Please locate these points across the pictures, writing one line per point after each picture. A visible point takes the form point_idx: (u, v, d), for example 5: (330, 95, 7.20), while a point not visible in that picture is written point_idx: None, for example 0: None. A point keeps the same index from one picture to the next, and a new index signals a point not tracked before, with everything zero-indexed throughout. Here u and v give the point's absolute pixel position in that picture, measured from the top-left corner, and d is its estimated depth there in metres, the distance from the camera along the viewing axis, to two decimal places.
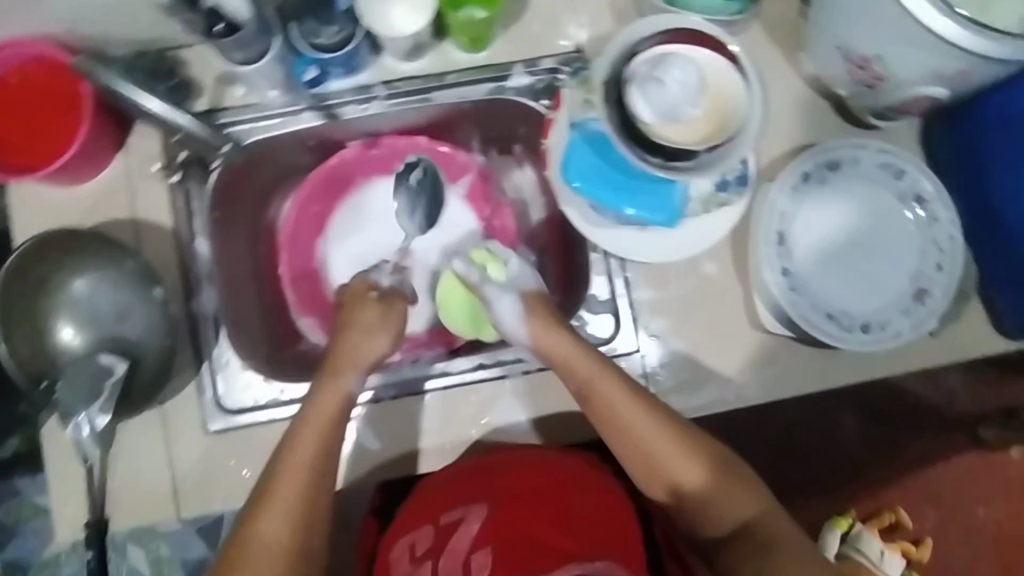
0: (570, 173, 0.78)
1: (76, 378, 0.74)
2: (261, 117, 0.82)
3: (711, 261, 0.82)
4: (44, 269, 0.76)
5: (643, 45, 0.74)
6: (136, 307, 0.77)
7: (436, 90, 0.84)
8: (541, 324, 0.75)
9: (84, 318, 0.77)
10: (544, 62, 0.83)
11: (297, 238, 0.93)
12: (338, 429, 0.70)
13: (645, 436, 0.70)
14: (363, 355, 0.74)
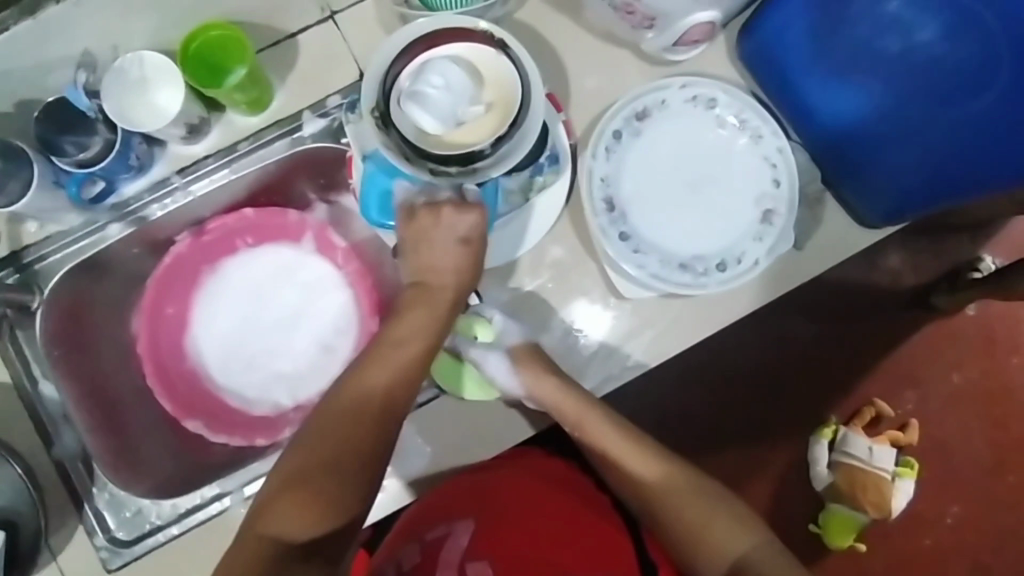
0: (367, 195, 0.76)
1: None
2: (69, 242, 0.81)
3: (556, 245, 0.78)
4: None
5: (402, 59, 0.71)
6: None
7: (232, 163, 0.83)
8: (527, 354, 0.74)
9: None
10: (330, 101, 0.81)
11: (159, 347, 0.89)
12: (369, 417, 0.66)
13: (642, 471, 0.71)
14: (404, 330, 0.69)
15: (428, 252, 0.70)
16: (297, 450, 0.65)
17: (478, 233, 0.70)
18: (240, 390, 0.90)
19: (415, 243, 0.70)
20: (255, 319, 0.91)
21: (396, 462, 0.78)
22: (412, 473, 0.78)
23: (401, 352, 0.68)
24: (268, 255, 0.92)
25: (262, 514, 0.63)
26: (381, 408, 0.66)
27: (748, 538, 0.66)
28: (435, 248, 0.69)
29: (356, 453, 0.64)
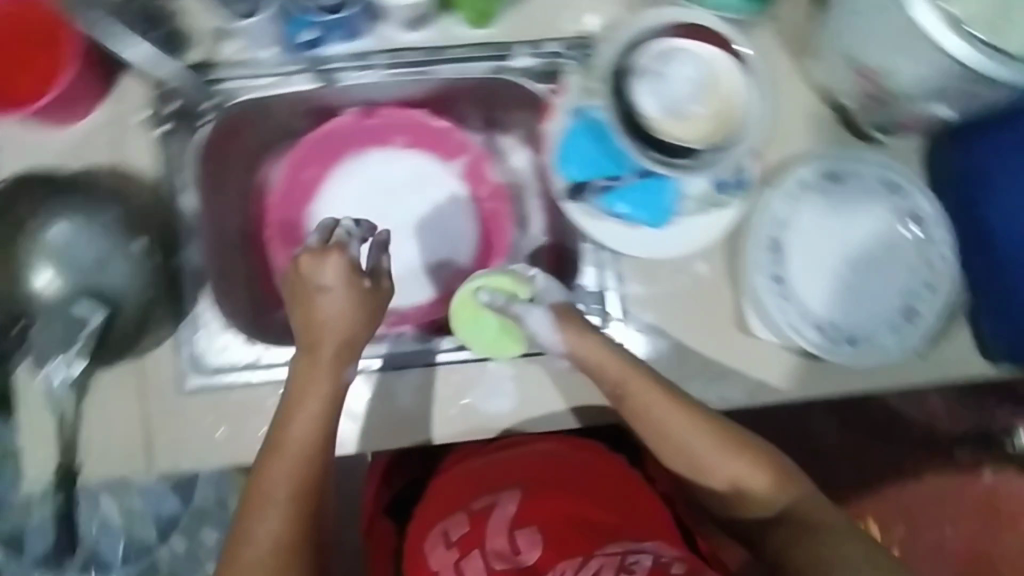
0: (562, 156, 0.75)
1: (55, 323, 0.75)
2: (257, 74, 0.81)
3: (703, 261, 0.80)
4: (22, 210, 0.76)
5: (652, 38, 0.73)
6: (112, 260, 0.76)
7: (435, 64, 0.82)
8: (566, 316, 0.74)
9: (67, 259, 0.76)
10: (548, 45, 0.81)
11: (287, 201, 0.92)
12: (314, 408, 0.68)
13: (687, 433, 0.71)
14: (320, 313, 0.69)
15: (301, 296, 0.70)
16: (263, 475, 0.67)
17: (345, 270, 0.69)
18: None
19: (296, 297, 0.70)
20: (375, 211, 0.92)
21: (483, 399, 0.80)
22: (495, 415, 0.80)
23: (329, 341, 0.69)
24: (410, 160, 0.93)
25: (242, 543, 0.66)
26: (333, 385, 0.69)
27: (787, 487, 0.71)
28: (316, 297, 0.69)
29: (309, 439, 0.68)
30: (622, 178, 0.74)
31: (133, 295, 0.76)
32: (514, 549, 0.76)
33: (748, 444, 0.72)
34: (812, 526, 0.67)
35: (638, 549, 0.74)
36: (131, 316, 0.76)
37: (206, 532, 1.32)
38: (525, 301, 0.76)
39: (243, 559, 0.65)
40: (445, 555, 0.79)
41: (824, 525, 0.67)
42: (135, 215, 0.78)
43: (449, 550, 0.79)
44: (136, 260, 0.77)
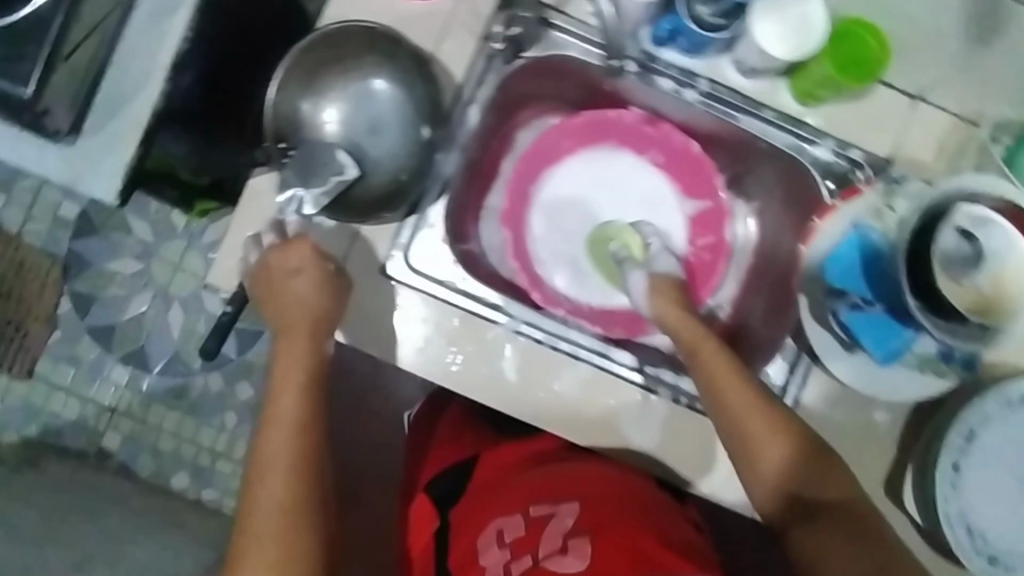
0: (829, 262, 0.77)
1: (310, 156, 0.75)
2: (590, 41, 0.83)
3: (885, 411, 0.81)
4: (347, 48, 0.76)
5: (978, 200, 0.73)
6: (388, 135, 0.77)
7: (745, 116, 0.84)
8: (666, 284, 0.80)
9: (355, 110, 0.76)
10: (853, 152, 0.82)
11: (534, 158, 0.94)
12: (294, 395, 0.73)
13: (739, 408, 0.73)
14: (291, 287, 0.74)
15: (281, 284, 0.74)
16: (269, 442, 0.71)
17: (308, 254, 0.74)
18: (543, 242, 0.93)
19: (274, 292, 0.75)
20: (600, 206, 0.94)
21: (631, 426, 0.81)
22: (633, 445, 0.81)
23: (298, 356, 0.74)
24: (656, 181, 0.94)
25: (247, 517, 0.69)
26: (311, 364, 0.74)
27: (834, 486, 0.73)
28: (296, 278, 0.74)
29: (298, 416, 0.72)
30: (874, 306, 0.76)
31: (390, 175, 0.77)
32: (562, 550, 0.70)
33: (796, 432, 0.74)
34: (842, 523, 0.72)
35: None
36: (376, 192, 0.77)
37: (245, 384, 1.56)
38: (640, 263, 0.85)
39: (255, 525, 0.69)
40: (495, 553, 0.73)
41: (849, 545, 0.71)
42: (433, 110, 0.78)
43: (505, 551, 0.72)
44: (408, 145, 0.77)
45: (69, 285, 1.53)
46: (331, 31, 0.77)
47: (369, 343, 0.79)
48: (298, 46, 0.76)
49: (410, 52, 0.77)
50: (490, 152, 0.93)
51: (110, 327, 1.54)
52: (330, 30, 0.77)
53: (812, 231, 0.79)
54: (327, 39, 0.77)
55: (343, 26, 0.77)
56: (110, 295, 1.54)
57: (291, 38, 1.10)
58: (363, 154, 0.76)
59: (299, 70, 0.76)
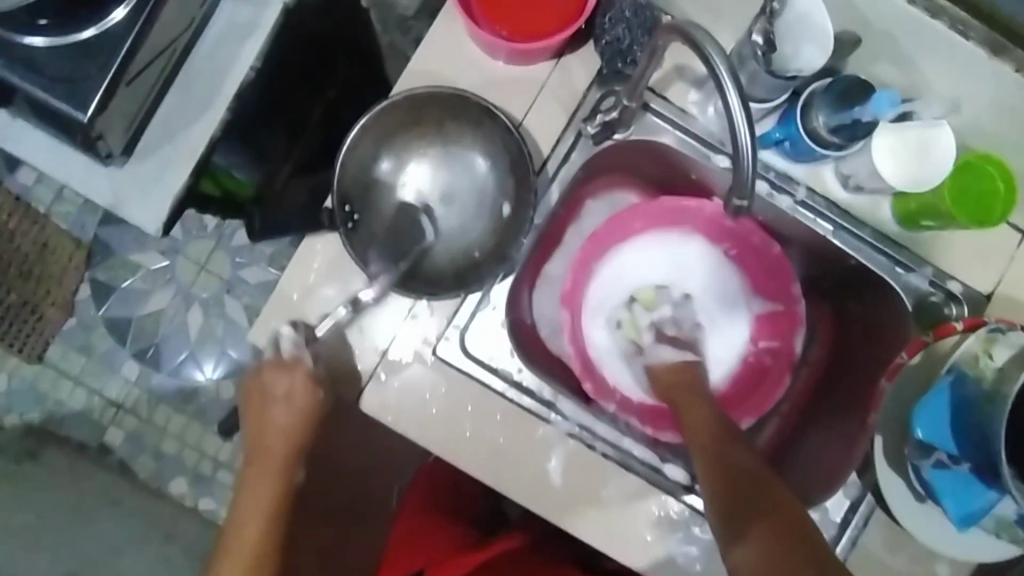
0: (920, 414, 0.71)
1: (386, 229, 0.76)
2: (686, 131, 0.77)
3: (945, 564, 0.76)
4: (437, 114, 0.75)
5: None
6: (465, 207, 0.80)
7: (842, 230, 0.78)
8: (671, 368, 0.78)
9: (443, 175, 0.80)
10: (951, 284, 0.77)
11: (602, 236, 0.88)
12: (269, 480, 0.78)
13: (708, 452, 0.65)
14: (272, 411, 0.78)
15: (260, 382, 0.77)
16: (240, 507, 0.78)
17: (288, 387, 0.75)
18: (600, 325, 0.87)
19: (255, 404, 0.79)
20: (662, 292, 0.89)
21: (675, 548, 0.75)
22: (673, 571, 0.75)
23: (273, 449, 0.79)
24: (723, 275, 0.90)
25: None
26: (284, 461, 0.80)
27: (783, 509, 0.57)
28: (287, 378, 0.74)
29: (265, 498, 0.78)
30: (961, 463, 0.69)
31: (462, 245, 0.79)
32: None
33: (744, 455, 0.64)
34: (763, 517, 0.57)
35: None
36: (444, 261, 0.78)
37: None
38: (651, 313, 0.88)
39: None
40: None
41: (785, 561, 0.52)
42: (515, 187, 0.77)
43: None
44: (485, 219, 0.79)
45: (91, 273, 1.48)
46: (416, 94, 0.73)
47: (408, 427, 0.73)
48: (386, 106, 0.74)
49: (500, 124, 0.73)
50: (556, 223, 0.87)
51: (126, 319, 1.49)
52: (420, 92, 0.72)
53: (898, 370, 0.75)
54: (414, 100, 0.73)
55: (435, 88, 0.72)
56: (130, 287, 1.49)
57: (359, 64, 1.05)
58: (439, 221, 0.80)
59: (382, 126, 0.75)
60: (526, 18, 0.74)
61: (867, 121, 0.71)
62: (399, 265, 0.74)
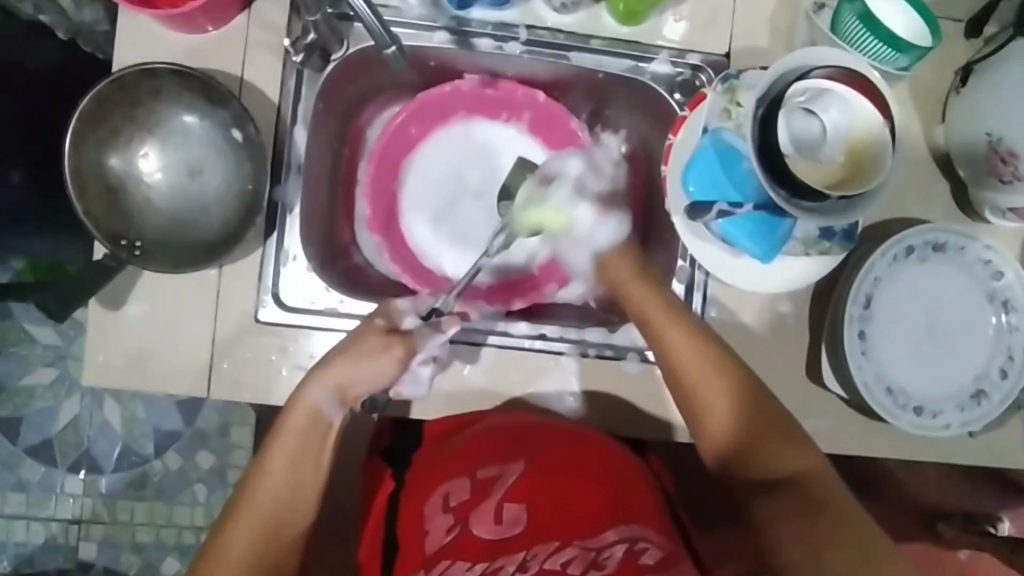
0: (690, 179, 0.76)
1: (163, 241, 0.74)
2: (397, 22, 0.78)
3: (789, 302, 0.82)
4: (127, 103, 0.73)
5: (814, 73, 0.70)
6: (211, 163, 0.77)
7: (576, 52, 0.81)
8: (620, 256, 0.77)
9: (172, 151, 0.77)
10: (690, 58, 0.81)
11: (387, 154, 0.91)
12: (290, 448, 0.69)
13: (717, 385, 0.70)
14: (351, 376, 0.72)
15: (366, 346, 0.73)
16: (250, 495, 0.67)
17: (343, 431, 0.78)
18: (422, 233, 0.92)
19: (351, 352, 0.73)
20: (472, 179, 0.92)
21: (550, 391, 0.80)
22: (556, 407, 0.81)
23: (306, 407, 0.70)
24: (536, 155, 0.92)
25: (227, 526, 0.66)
26: (310, 419, 0.70)
27: (794, 456, 0.67)
28: (377, 357, 0.73)
29: (295, 450, 0.69)
30: (744, 207, 0.74)
31: (235, 194, 0.76)
32: (499, 520, 0.67)
33: (747, 394, 0.69)
34: (772, 491, 0.66)
35: (613, 540, 0.64)
36: (232, 215, 0.76)
37: (206, 452, 1.44)
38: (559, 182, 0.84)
39: (227, 562, 0.65)
40: (439, 520, 0.69)
41: (809, 534, 0.63)
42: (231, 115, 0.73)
43: (452, 515, 0.69)
44: (228, 153, 0.76)
45: None
46: (87, 104, 0.70)
47: (268, 393, 0.77)
48: (68, 144, 0.70)
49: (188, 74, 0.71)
50: (340, 159, 0.89)
51: (46, 441, 1.43)
52: (84, 106, 0.70)
53: (670, 150, 0.78)
54: (86, 116, 0.71)
55: (90, 94, 0.69)
56: (27, 412, 1.43)
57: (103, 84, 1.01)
58: (200, 193, 0.77)
59: (84, 151, 0.72)
60: None
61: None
62: (198, 255, 0.73)
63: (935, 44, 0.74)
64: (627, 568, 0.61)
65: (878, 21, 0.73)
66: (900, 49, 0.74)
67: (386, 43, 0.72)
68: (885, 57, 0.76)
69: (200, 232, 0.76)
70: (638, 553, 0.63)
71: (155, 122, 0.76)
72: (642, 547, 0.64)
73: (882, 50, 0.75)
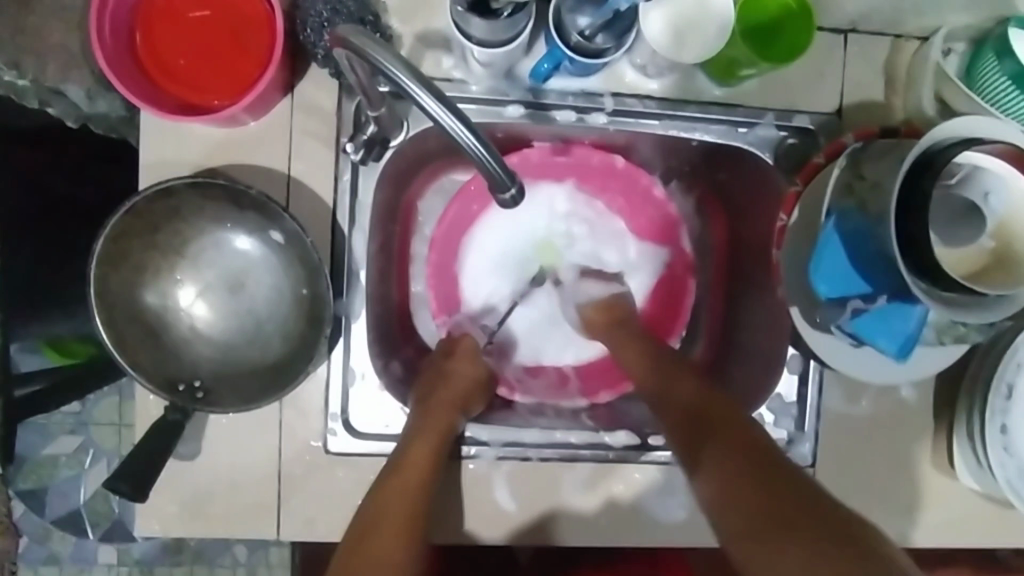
0: (817, 267, 0.66)
1: (226, 380, 0.64)
2: (462, 98, 0.68)
3: (910, 386, 0.74)
4: (153, 229, 0.62)
5: (984, 147, 0.60)
6: (255, 274, 0.65)
7: (668, 119, 0.70)
8: (599, 308, 0.75)
9: (209, 271, 0.65)
10: (799, 119, 0.71)
11: (447, 234, 0.81)
12: (405, 517, 0.56)
13: (659, 379, 0.65)
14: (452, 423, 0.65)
15: (448, 397, 0.68)
16: (375, 543, 0.54)
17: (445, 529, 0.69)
18: (489, 316, 0.82)
19: (438, 404, 0.67)
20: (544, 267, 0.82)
21: (655, 505, 0.72)
22: (664, 524, 0.72)
23: (423, 459, 0.61)
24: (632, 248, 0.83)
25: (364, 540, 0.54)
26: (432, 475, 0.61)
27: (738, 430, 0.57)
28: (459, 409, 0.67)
29: (415, 511, 0.57)
30: (879, 299, 0.65)
31: (288, 305, 0.65)
32: None
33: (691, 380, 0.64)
34: (716, 436, 0.57)
35: None
36: (293, 328, 0.65)
37: None
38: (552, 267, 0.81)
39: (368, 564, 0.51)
40: None
41: (750, 492, 0.52)
42: (271, 219, 0.62)
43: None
44: (275, 260, 0.65)
45: (13, 487, 1.21)
46: (105, 247, 0.59)
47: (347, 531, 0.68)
48: (96, 299, 0.59)
49: (213, 183, 0.59)
50: (393, 238, 0.79)
51: (73, 513, 1.22)
52: (100, 250, 0.58)
53: (782, 232, 0.69)
54: (105, 258, 0.59)
55: (104, 233, 0.58)
56: (49, 483, 1.21)
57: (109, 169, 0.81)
58: (248, 311, 0.66)
59: (112, 297, 0.61)
60: (221, 73, 0.60)
61: (627, 7, 0.61)
62: (261, 394, 0.62)
63: None
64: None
65: None
66: None
67: (507, 187, 0.50)
68: None
69: (254, 357, 0.65)
70: None
71: (185, 242, 0.64)
72: None
73: None
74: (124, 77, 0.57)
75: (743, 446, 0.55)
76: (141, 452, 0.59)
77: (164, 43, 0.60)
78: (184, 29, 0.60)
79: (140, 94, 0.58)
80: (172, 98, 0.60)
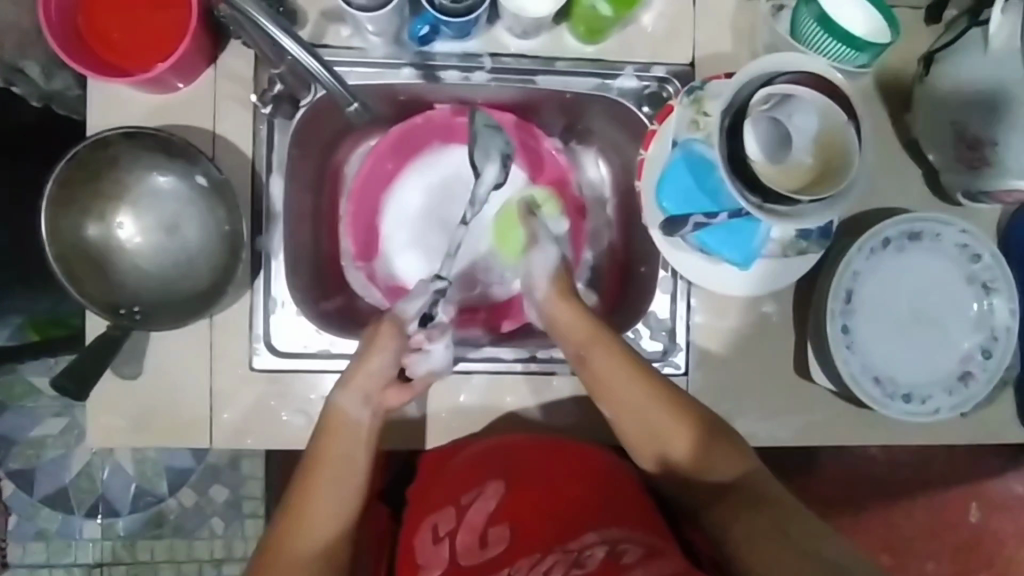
0: (662, 194, 0.77)
1: (161, 305, 0.74)
2: (361, 62, 0.79)
3: (771, 302, 0.84)
4: (95, 178, 0.73)
5: (778, 80, 0.71)
6: (186, 216, 0.77)
7: (541, 75, 0.82)
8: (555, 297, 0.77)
9: (147, 214, 0.77)
10: (656, 70, 0.82)
11: (365, 190, 0.91)
12: (323, 491, 0.69)
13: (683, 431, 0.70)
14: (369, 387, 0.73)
15: (368, 369, 0.73)
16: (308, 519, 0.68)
17: None
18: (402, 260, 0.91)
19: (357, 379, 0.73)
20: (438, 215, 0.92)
21: (544, 410, 0.82)
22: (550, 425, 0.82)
23: (342, 418, 0.72)
24: None
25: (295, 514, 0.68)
26: (349, 433, 0.71)
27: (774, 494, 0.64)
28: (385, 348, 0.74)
29: (331, 484, 0.69)
30: (719, 217, 0.75)
31: (213, 242, 0.76)
32: (484, 542, 0.68)
33: (697, 419, 0.70)
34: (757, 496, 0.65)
35: (591, 543, 0.63)
36: (218, 260, 0.76)
37: (220, 486, 1.27)
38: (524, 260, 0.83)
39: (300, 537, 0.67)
40: (430, 551, 0.70)
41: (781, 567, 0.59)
42: (191, 164, 0.73)
43: (442, 549, 0.70)
44: (201, 204, 0.76)
45: (4, 468, 1.25)
46: (55, 188, 0.70)
47: (273, 440, 0.79)
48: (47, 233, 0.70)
49: (144, 134, 0.71)
50: (321, 198, 0.89)
51: (61, 491, 1.25)
52: (49, 191, 0.69)
53: (643, 164, 0.80)
54: (54, 201, 0.70)
55: (53, 177, 0.69)
56: (37, 463, 1.25)
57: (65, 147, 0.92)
58: (180, 249, 0.77)
59: (61, 232, 0.72)
60: (150, 44, 0.72)
61: None
62: (190, 315, 0.73)
63: (892, 40, 0.75)
64: (606, 568, 0.59)
65: (835, 22, 0.74)
66: (859, 48, 0.75)
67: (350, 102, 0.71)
68: (845, 57, 0.76)
69: (186, 286, 0.76)
70: (619, 553, 0.61)
71: (125, 190, 0.76)
72: (624, 548, 0.62)
73: (841, 50, 0.76)
74: (66, 46, 0.69)
75: (773, 529, 0.62)
76: (88, 360, 0.70)
77: (101, 21, 0.72)
78: (118, 7, 0.72)
79: (80, 61, 0.70)
80: (108, 65, 0.72)
